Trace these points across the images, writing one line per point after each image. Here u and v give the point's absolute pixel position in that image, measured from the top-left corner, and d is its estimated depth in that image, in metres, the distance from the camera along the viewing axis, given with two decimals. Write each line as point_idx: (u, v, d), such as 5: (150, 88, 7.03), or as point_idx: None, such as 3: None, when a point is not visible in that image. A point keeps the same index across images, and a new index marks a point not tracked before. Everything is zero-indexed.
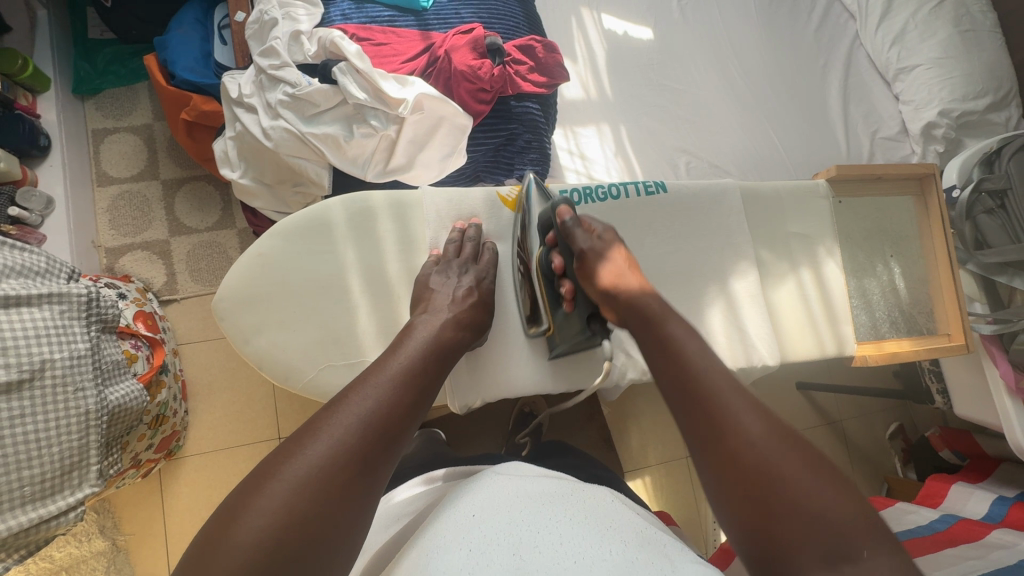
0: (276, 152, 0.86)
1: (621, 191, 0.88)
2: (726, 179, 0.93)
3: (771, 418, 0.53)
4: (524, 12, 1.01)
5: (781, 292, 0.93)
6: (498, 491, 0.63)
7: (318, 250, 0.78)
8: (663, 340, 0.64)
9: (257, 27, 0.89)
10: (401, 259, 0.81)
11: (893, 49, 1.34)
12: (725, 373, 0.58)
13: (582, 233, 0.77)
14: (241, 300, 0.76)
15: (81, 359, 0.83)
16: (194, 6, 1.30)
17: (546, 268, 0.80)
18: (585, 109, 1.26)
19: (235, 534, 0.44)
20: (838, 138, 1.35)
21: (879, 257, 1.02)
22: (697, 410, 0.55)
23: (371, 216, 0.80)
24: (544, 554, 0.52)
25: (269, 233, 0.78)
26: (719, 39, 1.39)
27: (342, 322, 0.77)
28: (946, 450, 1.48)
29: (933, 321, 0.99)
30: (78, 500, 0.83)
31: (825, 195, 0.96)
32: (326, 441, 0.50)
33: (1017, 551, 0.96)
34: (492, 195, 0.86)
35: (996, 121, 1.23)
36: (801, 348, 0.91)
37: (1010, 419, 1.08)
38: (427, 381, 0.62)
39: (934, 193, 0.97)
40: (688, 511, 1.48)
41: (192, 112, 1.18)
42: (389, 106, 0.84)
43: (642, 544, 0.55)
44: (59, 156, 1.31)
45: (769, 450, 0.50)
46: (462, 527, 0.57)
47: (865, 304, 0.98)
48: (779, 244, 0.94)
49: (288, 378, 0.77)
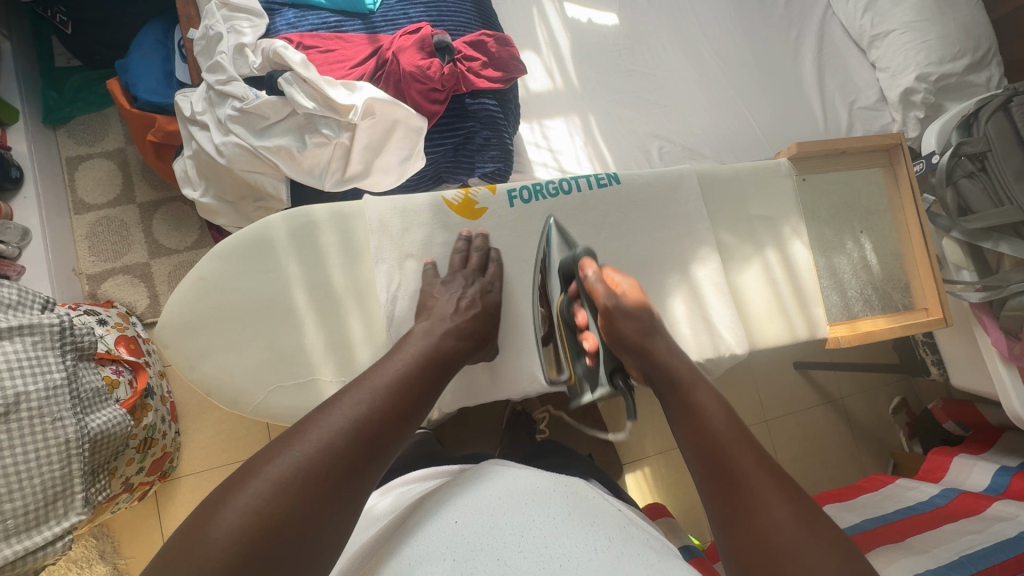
0: (230, 168, 0.85)
1: (571, 185, 0.87)
2: (683, 165, 0.91)
3: (813, 517, 0.49)
4: (476, 7, 0.99)
5: (748, 278, 0.91)
6: (485, 492, 0.62)
7: (259, 270, 0.77)
8: (694, 418, 0.62)
9: (203, 42, 0.87)
10: (345, 270, 0.79)
11: (866, 15, 1.30)
12: (753, 447, 0.56)
13: (604, 289, 0.76)
14: (182, 326, 0.75)
15: (56, 390, 0.82)
16: (153, 26, 1.30)
17: (570, 321, 0.81)
18: (552, 101, 1.23)
19: (214, 531, 0.44)
20: (815, 112, 1.32)
21: (849, 233, 0.98)
22: (720, 484, 0.55)
23: (313, 230, 0.78)
24: (526, 557, 0.51)
25: (208, 256, 0.77)
26: (687, 20, 1.36)
27: (289, 341, 0.77)
28: (949, 421, 1.44)
29: (909, 296, 0.96)
30: (64, 529, 0.83)
31: (786, 174, 0.94)
32: (315, 441, 0.51)
33: (1019, 523, 0.94)
34: (436, 199, 0.83)
35: (976, 82, 1.20)
36: (770, 333, 0.90)
37: (1007, 388, 1.05)
38: (421, 389, 0.63)
39: (902, 163, 0.95)
40: (688, 503, 1.46)
41: (157, 133, 1.17)
42: (339, 113, 0.82)
43: (626, 546, 0.54)
44: (32, 187, 1.31)
45: (791, 532, 0.48)
46: (445, 535, 0.55)
47: (835, 282, 0.95)
48: (741, 228, 0.92)
49: (237, 402, 0.76)
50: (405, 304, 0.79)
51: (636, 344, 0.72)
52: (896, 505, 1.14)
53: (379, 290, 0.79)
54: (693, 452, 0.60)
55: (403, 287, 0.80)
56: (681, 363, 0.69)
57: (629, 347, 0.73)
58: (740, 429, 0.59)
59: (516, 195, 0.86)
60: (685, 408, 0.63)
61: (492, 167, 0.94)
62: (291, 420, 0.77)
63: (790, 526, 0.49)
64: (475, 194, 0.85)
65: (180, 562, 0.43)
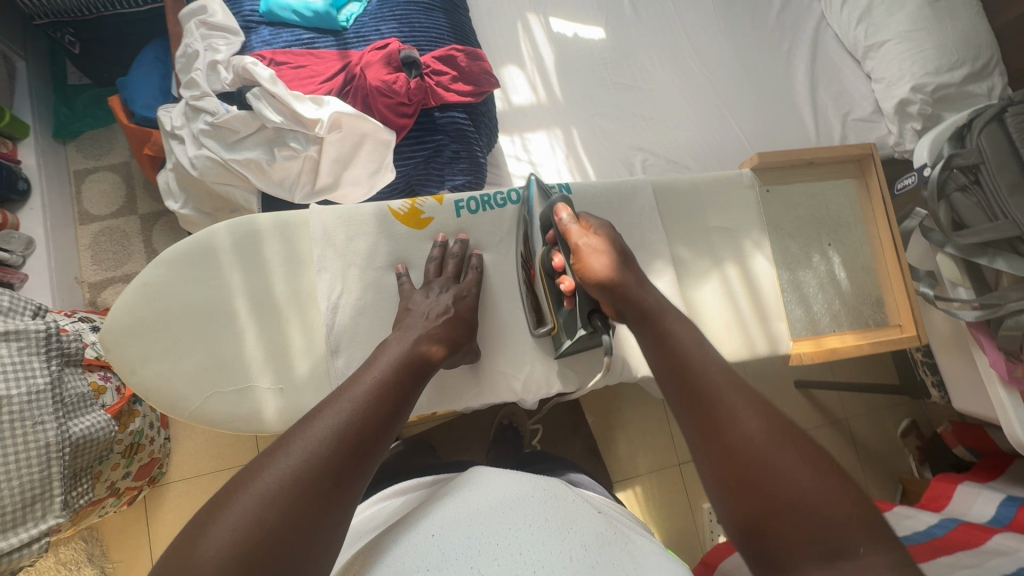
0: (202, 180, 0.88)
1: (520, 195, 0.89)
2: (638, 176, 0.90)
3: (777, 420, 0.53)
4: (450, 22, 1.00)
5: (705, 291, 0.89)
6: (460, 502, 0.59)
7: (202, 277, 0.78)
8: (666, 347, 0.64)
9: (183, 61, 0.90)
10: (288, 279, 0.80)
11: (860, 25, 1.27)
12: (718, 362, 0.60)
13: (574, 227, 0.75)
14: (126, 331, 0.75)
15: (39, 394, 0.85)
16: (155, 45, 1.35)
17: (547, 266, 0.79)
18: (536, 114, 1.23)
19: (199, 552, 0.43)
20: (807, 123, 1.29)
21: (816, 246, 0.96)
22: (690, 402, 0.58)
23: (257, 238, 0.79)
24: (501, 571, 0.49)
25: (155, 261, 0.78)
26: (675, 33, 1.36)
27: (228, 349, 0.77)
28: (960, 446, 1.38)
29: (882, 312, 0.93)
30: (41, 531, 0.84)
31: (749, 185, 0.92)
32: (299, 456, 0.51)
33: (1018, 558, 0.87)
34: (382, 209, 0.84)
35: (976, 92, 1.16)
36: (727, 349, 0.87)
37: (1008, 413, 0.99)
38: (400, 394, 0.62)
39: (873, 173, 0.93)
40: (681, 523, 1.42)
41: (154, 147, 1.23)
42: (307, 127, 0.84)
43: (606, 557, 0.51)
44: (39, 198, 1.37)
45: (761, 441, 0.51)
46: (420, 547, 0.53)
47: (800, 297, 0.92)
48: (698, 241, 0.90)
49: (176, 407, 0.76)
50: (347, 312, 0.80)
51: (607, 275, 0.71)
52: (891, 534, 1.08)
53: (320, 299, 0.80)
54: (665, 375, 0.62)
55: (346, 294, 0.81)
56: (649, 294, 0.70)
57: (599, 280, 0.72)
58: (706, 348, 0.62)
59: (464, 205, 0.87)
60: (654, 334, 0.66)
61: (462, 180, 0.93)
62: (227, 426, 0.78)
63: (765, 441, 0.51)
64: (422, 204, 0.85)
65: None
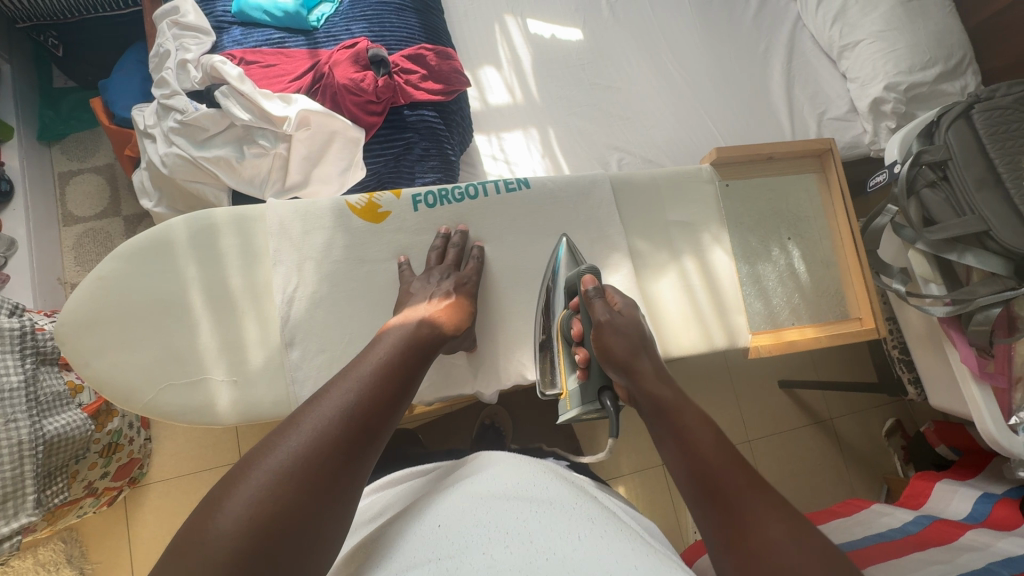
0: (172, 177, 0.88)
1: (478, 190, 0.88)
2: (597, 171, 0.92)
3: (803, 531, 0.48)
4: (421, 23, 1.02)
5: (663, 285, 0.90)
6: (466, 496, 0.56)
7: (158, 272, 0.78)
8: (684, 442, 0.58)
9: (156, 60, 0.91)
10: (243, 273, 0.81)
11: (835, 25, 1.28)
12: (745, 466, 0.55)
13: (600, 302, 0.74)
14: (83, 324, 0.76)
15: (12, 391, 0.85)
16: (139, 48, 1.37)
17: (566, 333, 0.78)
18: (511, 114, 1.24)
19: (215, 526, 0.43)
20: (782, 122, 1.30)
21: (776, 240, 0.98)
22: (712, 507, 0.53)
23: (213, 233, 0.80)
24: (514, 552, 0.45)
25: (108, 257, 0.78)
26: (652, 35, 1.37)
27: (183, 341, 0.78)
28: (942, 445, 1.37)
29: (842, 307, 0.95)
30: (13, 529, 0.85)
31: (707, 180, 0.94)
32: (308, 432, 0.51)
33: (989, 554, 0.87)
34: (338, 204, 0.84)
35: (949, 90, 1.17)
36: (686, 342, 0.88)
37: (980, 409, 0.98)
38: (405, 372, 0.63)
39: (833, 169, 0.96)
40: (663, 524, 1.41)
41: (135, 148, 1.25)
42: (275, 125, 0.85)
43: (611, 526, 0.51)
44: (21, 200, 1.37)
45: (787, 553, 0.46)
46: (428, 540, 0.49)
47: (759, 290, 0.95)
48: (657, 234, 0.92)
49: (129, 400, 0.76)
50: (303, 305, 0.81)
51: (625, 359, 0.68)
52: (867, 531, 1.07)
53: (275, 292, 0.80)
54: (684, 477, 0.57)
55: (302, 288, 0.81)
56: (668, 389, 0.65)
57: (616, 362, 0.68)
58: (730, 447, 0.57)
59: (422, 199, 0.86)
60: (675, 433, 0.60)
61: (432, 177, 0.94)
62: (182, 420, 0.78)
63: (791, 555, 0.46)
64: (379, 199, 0.85)
65: (184, 561, 0.41)
